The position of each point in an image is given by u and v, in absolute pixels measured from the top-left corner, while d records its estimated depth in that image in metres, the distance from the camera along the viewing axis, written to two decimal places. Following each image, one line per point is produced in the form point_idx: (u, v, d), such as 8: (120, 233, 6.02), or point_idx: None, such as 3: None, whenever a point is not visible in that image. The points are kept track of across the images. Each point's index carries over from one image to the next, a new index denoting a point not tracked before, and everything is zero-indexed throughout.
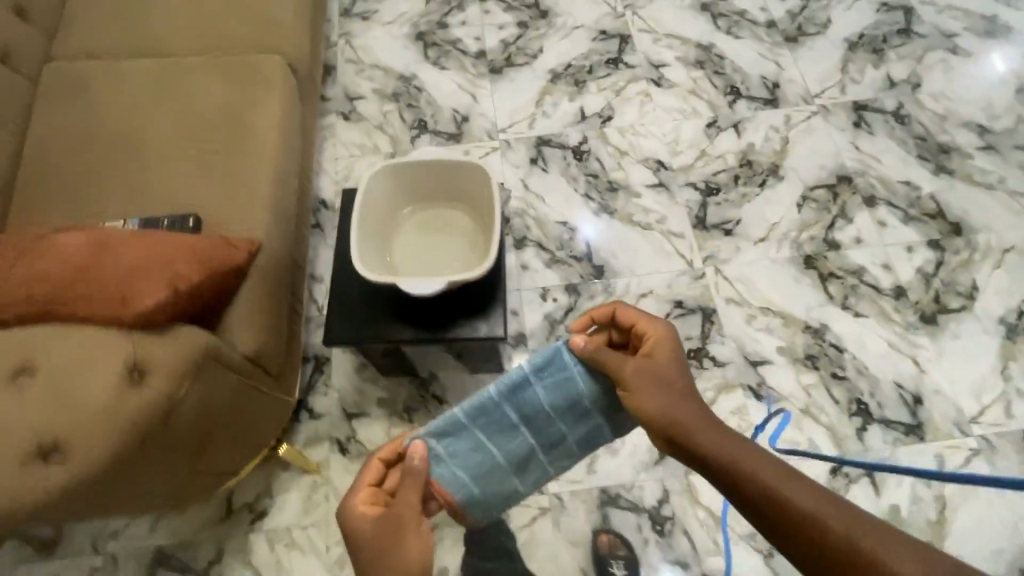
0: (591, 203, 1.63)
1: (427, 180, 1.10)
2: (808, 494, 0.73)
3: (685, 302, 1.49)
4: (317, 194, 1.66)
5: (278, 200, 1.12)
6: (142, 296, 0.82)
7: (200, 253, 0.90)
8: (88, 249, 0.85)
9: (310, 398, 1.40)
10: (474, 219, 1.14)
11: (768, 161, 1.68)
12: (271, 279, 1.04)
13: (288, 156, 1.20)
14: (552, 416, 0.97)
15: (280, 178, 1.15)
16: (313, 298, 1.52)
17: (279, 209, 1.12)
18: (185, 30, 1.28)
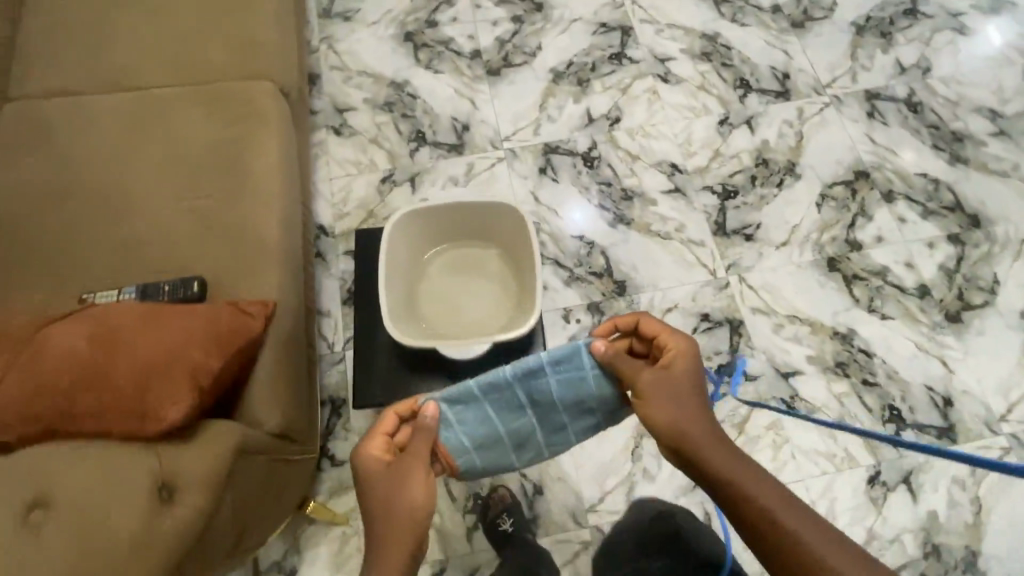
0: (606, 213, 1.56)
1: (453, 222, 1.21)
2: (809, 528, 0.75)
3: (711, 315, 1.45)
4: (315, 220, 1.56)
5: (288, 248, 1.05)
6: (161, 403, 0.78)
7: (213, 336, 0.84)
8: (93, 354, 0.80)
9: (331, 444, 1.33)
10: (505, 261, 1.22)
11: (784, 159, 1.62)
12: (289, 339, 0.98)
13: (292, 195, 1.11)
14: (557, 406, 1.01)
15: (288, 223, 1.07)
16: (322, 336, 1.44)
17: (289, 258, 1.04)
18: (163, 61, 1.18)
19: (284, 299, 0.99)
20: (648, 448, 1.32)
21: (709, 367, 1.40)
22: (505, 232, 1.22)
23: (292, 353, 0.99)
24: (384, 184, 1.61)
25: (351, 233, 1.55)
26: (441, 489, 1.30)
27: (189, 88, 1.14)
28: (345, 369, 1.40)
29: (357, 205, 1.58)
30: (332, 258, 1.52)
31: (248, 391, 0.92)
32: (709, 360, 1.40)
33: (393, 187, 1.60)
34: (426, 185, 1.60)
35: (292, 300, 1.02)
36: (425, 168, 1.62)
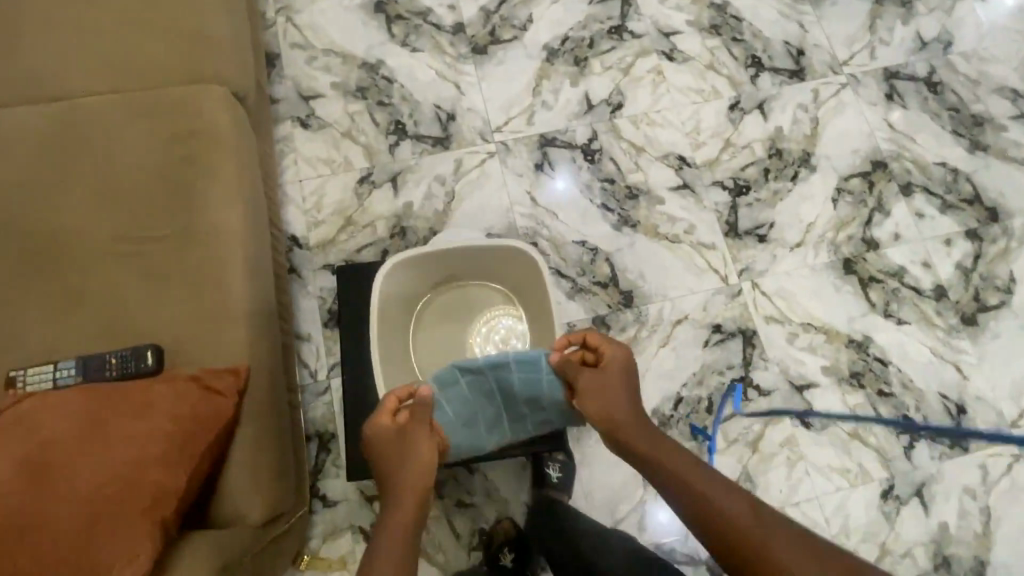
0: (610, 215, 1.43)
1: (453, 264, 1.15)
2: (726, 493, 0.80)
3: (723, 325, 1.36)
4: (286, 230, 1.39)
5: (260, 296, 0.95)
6: (120, 537, 0.70)
7: (174, 445, 0.76)
8: (29, 484, 0.71)
9: (321, 483, 1.24)
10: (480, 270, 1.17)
11: (799, 148, 1.50)
12: (272, 401, 0.90)
13: (259, 230, 1.00)
14: (520, 397, 1.07)
15: (258, 265, 0.96)
16: (304, 364, 1.31)
17: (262, 307, 0.94)
18: (91, 66, 1.00)
19: (260, 358, 0.90)
20: None
21: (722, 383, 1.32)
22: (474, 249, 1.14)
23: (277, 413, 0.91)
24: (362, 185, 1.43)
25: (327, 244, 1.39)
26: (443, 526, 1.22)
27: (127, 101, 0.98)
28: (331, 400, 1.28)
29: (333, 212, 1.41)
30: (307, 274, 1.36)
31: (223, 481, 0.84)
32: (722, 375, 1.33)
33: (372, 189, 1.43)
34: (409, 185, 1.43)
35: (270, 353, 0.93)
36: (408, 166, 1.45)
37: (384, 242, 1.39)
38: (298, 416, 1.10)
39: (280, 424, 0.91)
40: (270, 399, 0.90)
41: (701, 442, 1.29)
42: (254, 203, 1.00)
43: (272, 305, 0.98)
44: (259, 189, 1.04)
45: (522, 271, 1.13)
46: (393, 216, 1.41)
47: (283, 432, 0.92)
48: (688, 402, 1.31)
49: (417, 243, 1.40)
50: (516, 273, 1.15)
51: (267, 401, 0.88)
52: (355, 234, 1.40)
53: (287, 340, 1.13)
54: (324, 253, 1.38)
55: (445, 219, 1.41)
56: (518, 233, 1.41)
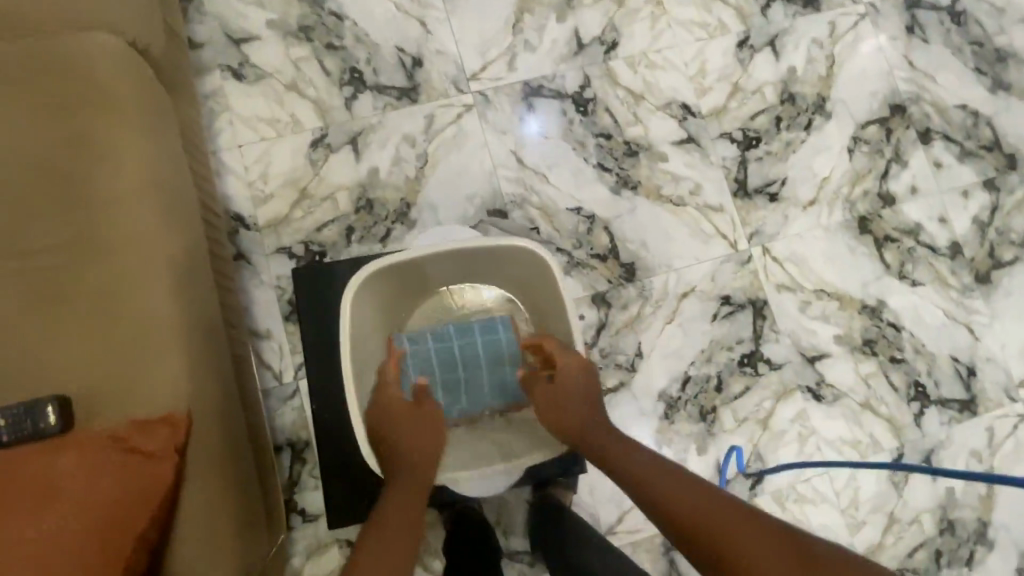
0: (607, 176, 1.25)
1: (440, 270, 0.97)
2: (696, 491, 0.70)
3: (733, 297, 1.25)
4: (228, 207, 1.17)
5: (193, 314, 0.75)
6: None
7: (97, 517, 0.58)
8: None
9: (299, 497, 1.10)
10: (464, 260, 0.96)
11: (814, 92, 1.33)
12: (223, 445, 0.73)
13: (183, 228, 0.79)
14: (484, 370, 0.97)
15: (186, 275, 0.76)
16: (265, 365, 1.13)
17: (197, 328, 0.75)
18: None
19: (202, 394, 0.72)
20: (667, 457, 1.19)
21: (732, 359, 1.23)
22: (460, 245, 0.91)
23: (233, 458, 0.75)
24: (316, 150, 1.21)
25: (280, 223, 1.18)
26: (438, 531, 1.13)
27: None
28: (301, 404, 1.12)
29: (283, 183, 1.19)
30: (259, 260, 1.16)
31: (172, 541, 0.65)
32: (731, 351, 1.23)
33: (329, 154, 1.21)
34: (373, 149, 1.22)
35: (214, 385, 0.75)
36: (369, 125, 1.22)
37: (348, 217, 1.19)
38: (261, 439, 0.93)
39: (236, 469, 0.75)
40: (221, 444, 0.73)
41: (710, 423, 1.21)
42: (172, 194, 0.78)
43: (211, 322, 0.79)
44: (178, 174, 0.82)
45: (525, 270, 0.96)
46: (356, 185, 1.20)
47: (243, 477, 0.76)
48: (696, 381, 1.21)
49: (387, 217, 1.20)
50: (516, 273, 0.98)
51: (218, 447, 0.72)
52: (312, 210, 1.19)
53: (240, 350, 0.95)
54: (276, 234, 1.17)
55: (419, 187, 1.21)
56: (504, 201, 1.23)
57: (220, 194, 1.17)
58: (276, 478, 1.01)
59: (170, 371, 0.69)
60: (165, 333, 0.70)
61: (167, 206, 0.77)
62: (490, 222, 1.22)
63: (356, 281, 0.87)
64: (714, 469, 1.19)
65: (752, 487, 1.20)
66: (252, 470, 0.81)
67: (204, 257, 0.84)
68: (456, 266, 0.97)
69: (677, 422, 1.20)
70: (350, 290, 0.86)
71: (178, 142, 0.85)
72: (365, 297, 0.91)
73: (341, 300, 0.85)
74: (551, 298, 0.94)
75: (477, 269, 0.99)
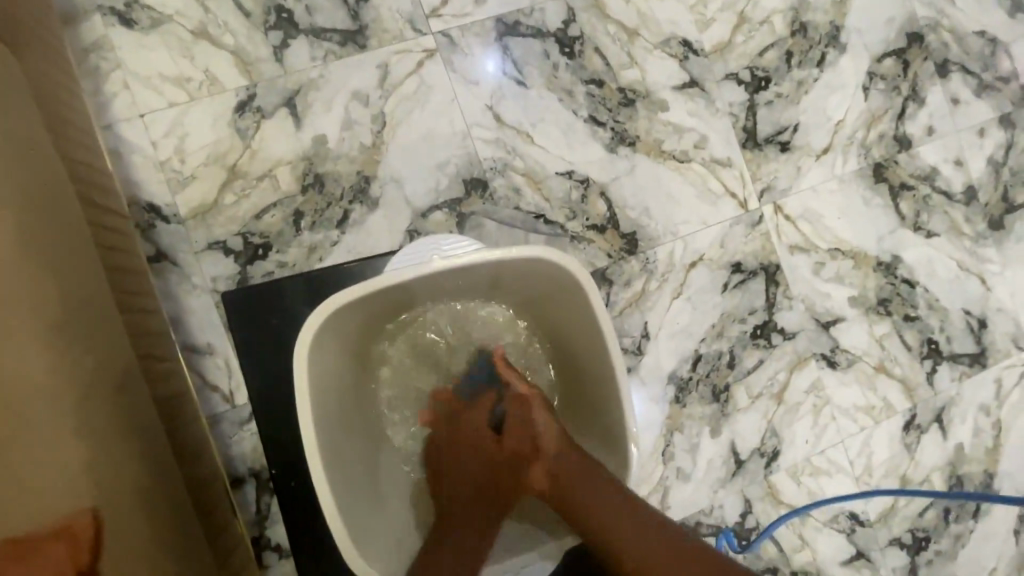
0: (601, 131, 1.07)
1: (431, 289, 0.78)
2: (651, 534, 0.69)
3: (744, 264, 1.12)
4: (137, 193, 0.93)
5: (85, 379, 0.56)
6: None
7: None
8: None
9: (269, 532, 0.93)
10: (462, 275, 0.76)
11: (827, 20, 1.16)
12: (145, 549, 0.55)
13: (58, 261, 0.58)
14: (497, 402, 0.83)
15: (68, 326, 0.56)
16: (210, 385, 0.93)
17: (90, 397, 0.56)
18: None
19: (105, 489, 0.53)
20: (680, 444, 1.09)
21: (744, 332, 1.12)
22: (457, 262, 0.70)
23: (152, 551, 0.56)
24: (243, 116, 0.96)
25: (208, 212, 0.95)
26: None
27: None
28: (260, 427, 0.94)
29: (206, 161, 0.95)
30: (186, 259, 0.94)
31: None
32: (743, 323, 1.12)
33: (262, 120, 0.97)
34: (318, 110, 0.98)
35: (123, 471, 0.57)
36: (308, 80, 0.98)
37: (294, 198, 0.97)
38: (210, 498, 0.76)
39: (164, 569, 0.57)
40: (143, 547, 0.55)
41: (723, 402, 1.11)
42: (41, 212, 0.58)
43: (111, 384, 0.60)
44: (48, 186, 0.61)
45: (539, 284, 0.77)
46: (300, 158, 0.98)
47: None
48: (707, 359, 1.10)
49: (343, 195, 0.98)
50: (528, 286, 0.79)
51: (140, 552, 0.54)
52: (247, 192, 0.96)
53: (172, 398, 0.75)
54: (205, 225, 0.94)
55: (378, 156, 1.00)
56: (483, 168, 1.03)
57: (124, 179, 0.92)
58: (237, 522, 0.83)
59: (62, 466, 0.50)
60: (42, 414, 0.50)
61: (35, 230, 0.56)
62: (483, 213, 1.03)
63: (322, 317, 0.68)
64: (729, 451, 1.11)
65: (767, 464, 1.12)
66: (196, 559, 0.64)
67: (97, 294, 0.64)
68: (451, 283, 0.78)
69: (690, 405, 1.10)
70: (311, 328, 0.67)
71: (41, 137, 0.63)
72: (335, 334, 0.72)
73: (298, 341, 0.66)
74: (576, 318, 0.76)
75: (478, 284, 0.80)
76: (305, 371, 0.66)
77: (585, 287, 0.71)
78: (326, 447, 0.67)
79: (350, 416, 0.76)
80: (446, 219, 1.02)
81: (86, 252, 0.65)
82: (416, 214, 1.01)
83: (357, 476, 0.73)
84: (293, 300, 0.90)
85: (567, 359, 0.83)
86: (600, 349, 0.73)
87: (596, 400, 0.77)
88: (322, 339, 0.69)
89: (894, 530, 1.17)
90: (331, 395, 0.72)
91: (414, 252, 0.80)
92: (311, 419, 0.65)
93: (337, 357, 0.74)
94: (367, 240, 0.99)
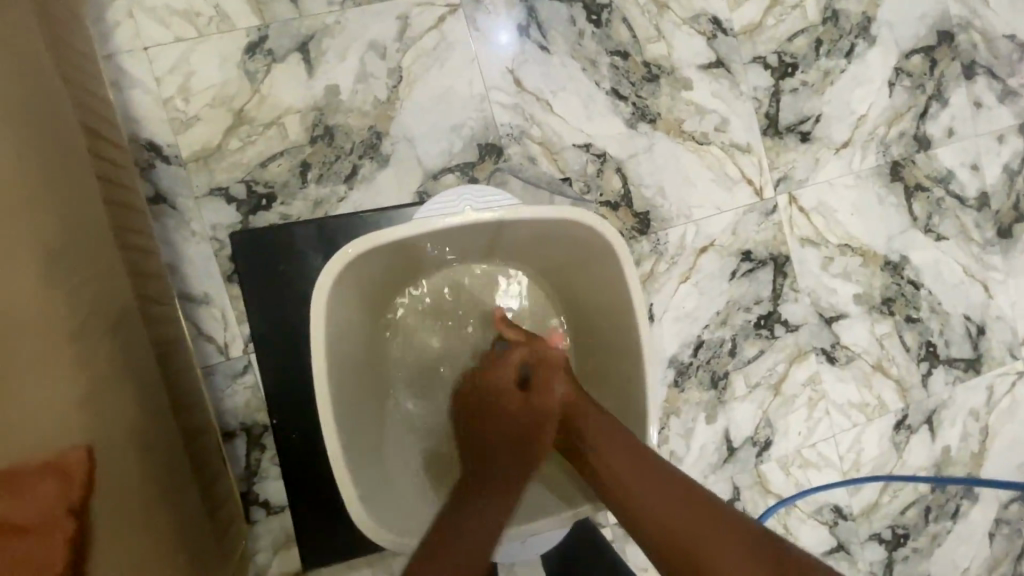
0: (622, 105, 1.04)
1: (454, 244, 0.77)
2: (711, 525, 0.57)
3: (754, 253, 1.11)
4: (137, 130, 0.88)
5: (75, 316, 0.52)
6: None
7: None
8: None
9: (259, 488, 0.91)
10: (483, 235, 0.76)
11: (859, 10, 1.14)
12: (139, 490, 0.54)
13: (51, 188, 0.54)
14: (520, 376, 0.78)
15: (58, 258, 0.52)
16: (204, 335, 0.90)
17: (87, 327, 0.54)
18: None
19: (100, 424, 0.52)
20: (675, 428, 1.09)
21: (747, 322, 1.11)
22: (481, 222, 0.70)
23: (143, 491, 0.55)
24: (253, 58, 0.92)
25: (211, 155, 0.91)
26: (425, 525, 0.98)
27: None
28: (254, 381, 0.91)
29: (211, 102, 0.91)
30: (185, 203, 0.90)
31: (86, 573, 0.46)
32: (748, 313, 1.11)
33: (272, 65, 0.92)
34: (331, 59, 0.94)
35: (118, 406, 0.55)
36: (324, 26, 0.94)
37: (302, 149, 0.93)
38: (202, 446, 0.74)
39: (153, 508, 0.55)
40: (135, 487, 0.54)
41: (721, 390, 1.11)
42: (39, 133, 0.54)
43: (105, 322, 0.56)
44: (42, 106, 0.56)
45: (572, 248, 0.77)
46: (311, 107, 0.94)
47: (173, 523, 0.58)
48: (709, 346, 1.10)
49: (352, 150, 0.95)
50: (559, 251, 0.79)
51: (134, 490, 0.54)
52: (252, 139, 0.92)
53: (167, 341, 0.73)
54: (207, 169, 0.91)
55: (392, 112, 0.96)
56: (498, 133, 1.00)
57: (124, 114, 0.88)
58: (226, 474, 0.82)
59: (51, 404, 0.48)
60: (35, 348, 0.48)
61: (22, 151, 0.51)
62: (511, 170, 1.01)
63: (345, 262, 0.66)
64: (723, 438, 1.11)
65: (759, 453, 1.13)
66: (190, 503, 0.63)
67: (93, 226, 0.60)
68: (477, 239, 0.77)
69: (688, 390, 1.09)
70: (333, 270, 0.65)
71: (42, 55, 0.59)
72: (353, 280, 0.71)
73: (318, 284, 0.64)
74: (603, 286, 0.76)
75: (505, 242, 0.79)
76: (322, 315, 0.64)
77: (620, 256, 0.70)
78: (336, 395, 0.66)
79: (360, 366, 0.76)
80: (458, 183, 0.99)
81: (84, 182, 0.60)
82: (427, 174, 0.98)
83: (362, 425, 0.73)
84: (302, 246, 0.89)
85: (587, 327, 0.83)
86: (625, 321, 0.73)
87: (615, 370, 0.78)
88: (341, 284, 0.68)
89: (875, 526, 1.19)
90: (344, 347, 0.71)
91: (444, 203, 0.78)
92: (325, 370, 0.64)
93: (352, 303, 0.73)
94: (375, 198, 0.96)
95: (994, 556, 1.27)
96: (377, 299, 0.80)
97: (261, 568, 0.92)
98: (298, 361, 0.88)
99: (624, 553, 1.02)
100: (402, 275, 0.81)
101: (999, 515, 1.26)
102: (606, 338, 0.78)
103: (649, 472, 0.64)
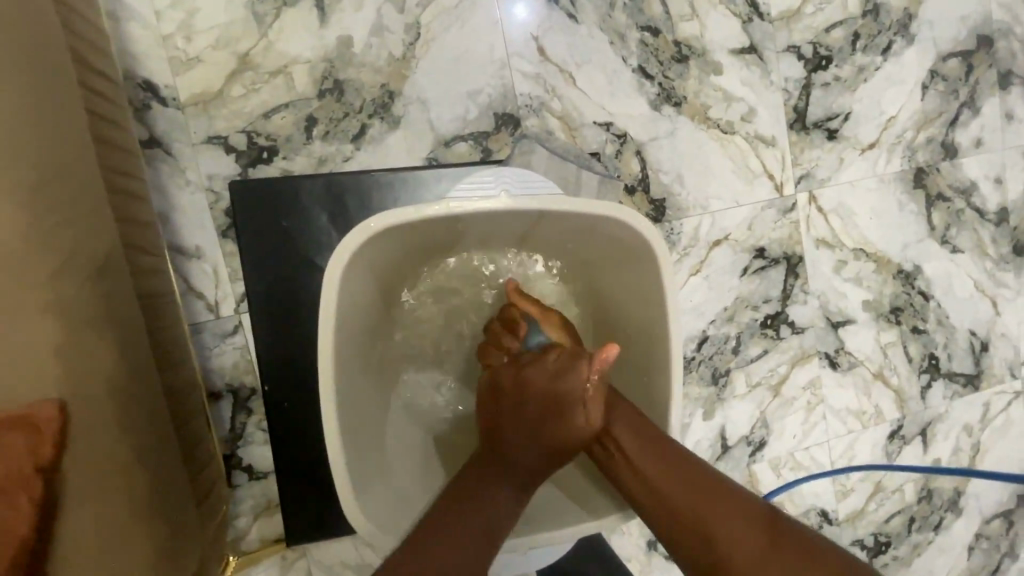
0: (648, 85, 1.00)
1: (486, 227, 0.75)
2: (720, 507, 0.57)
3: (767, 250, 1.08)
4: (133, 66, 0.82)
5: (56, 265, 0.49)
6: None
7: None
8: None
9: (243, 451, 0.89)
10: (511, 222, 0.73)
11: (901, 6, 1.09)
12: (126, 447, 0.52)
13: (37, 127, 0.50)
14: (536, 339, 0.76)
15: (48, 203, 0.49)
16: (194, 290, 0.86)
17: (79, 272, 0.51)
18: None
19: (84, 380, 0.49)
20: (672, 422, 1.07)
21: (754, 320, 1.09)
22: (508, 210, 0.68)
23: (133, 441, 0.53)
24: None
25: (212, 100, 0.85)
26: None
27: None
28: (244, 342, 0.88)
29: (215, 43, 0.85)
30: (181, 149, 0.85)
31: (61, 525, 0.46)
32: (756, 311, 1.08)
33: (282, 8, 0.86)
34: (346, 7, 0.88)
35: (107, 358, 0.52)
36: None
37: (309, 102, 0.88)
38: (188, 405, 0.72)
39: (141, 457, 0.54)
40: (122, 446, 0.52)
41: (721, 387, 1.09)
42: (38, 67, 0.51)
43: (92, 271, 0.53)
44: (34, 34, 0.51)
45: (606, 247, 0.75)
46: (321, 60, 0.88)
47: (156, 487, 0.55)
48: (714, 341, 1.07)
49: (362, 108, 0.90)
50: (592, 248, 0.77)
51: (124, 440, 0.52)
52: (257, 87, 0.86)
53: (156, 294, 0.69)
54: (206, 115, 0.85)
55: (406, 71, 0.91)
56: (517, 103, 0.95)
57: (120, 47, 0.81)
58: (210, 436, 0.79)
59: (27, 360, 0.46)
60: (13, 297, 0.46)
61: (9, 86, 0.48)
62: (533, 140, 0.96)
63: (359, 244, 0.63)
64: (718, 436, 1.10)
65: (752, 454, 1.12)
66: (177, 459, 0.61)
67: (89, 167, 0.56)
68: (503, 226, 0.75)
69: (688, 384, 1.07)
70: (354, 244, 0.62)
71: None
72: (373, 254, 0.68)
73: (327, 274, 0.61)
74: (632, 283, 0.74)
75: (536, 232, 0.77)
76: (337, 290, 0.61)
77: (656, 258, 0.68)
78: (341, 377, 0.64)
79: (368, 343, 0.74)
80: (470, 152, 0.94)
81: (79, 122, 0.56)
82: (438, 141, 0.93)
83: (363, 402, 0.71)
84: (305, 202, 0.85)
85: (606, 319, 0.82)
86: (654, 320, 0.71)
87: (636, 376, 0.77)
88: (360, 257, 0.65)
89: (859, 532, 1.19)
90: (355, 324, 0.69)
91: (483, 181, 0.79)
92: (331, 352, 0.61)
93: (369, 280, 0.71)
94: (382, 161, 0.91)
95: (970, 569, 1.28)
96: (391, 276, 0.77)
97: (240, 533, 0.89)
98: (294, 321, 0.85)
99: (609, 542, 1.01)
100: (427, 250, 0.78)
101: (980, 530, 1.27)
102: (630, 332, 0.77)
103: (696, 478, 0.61)
